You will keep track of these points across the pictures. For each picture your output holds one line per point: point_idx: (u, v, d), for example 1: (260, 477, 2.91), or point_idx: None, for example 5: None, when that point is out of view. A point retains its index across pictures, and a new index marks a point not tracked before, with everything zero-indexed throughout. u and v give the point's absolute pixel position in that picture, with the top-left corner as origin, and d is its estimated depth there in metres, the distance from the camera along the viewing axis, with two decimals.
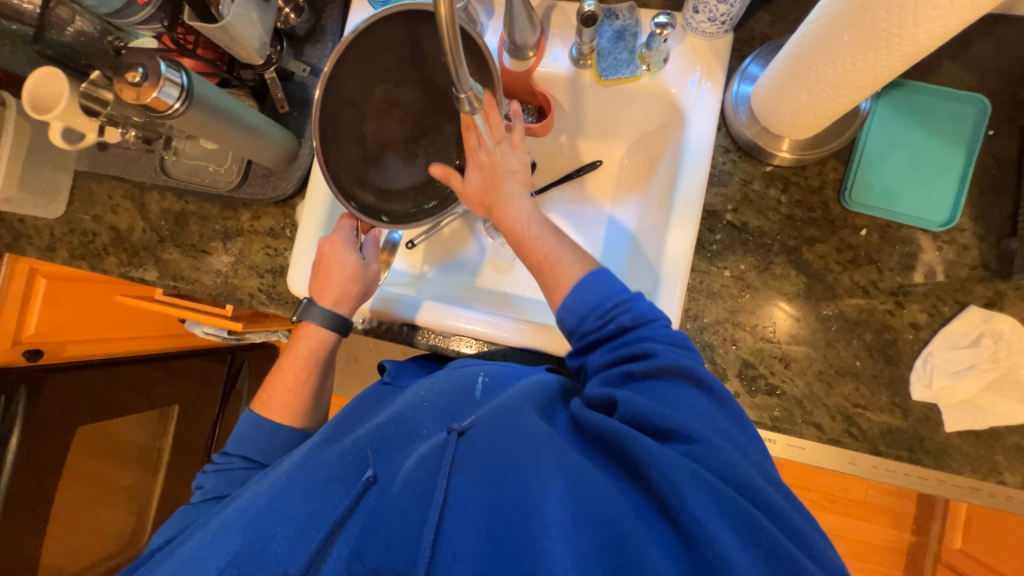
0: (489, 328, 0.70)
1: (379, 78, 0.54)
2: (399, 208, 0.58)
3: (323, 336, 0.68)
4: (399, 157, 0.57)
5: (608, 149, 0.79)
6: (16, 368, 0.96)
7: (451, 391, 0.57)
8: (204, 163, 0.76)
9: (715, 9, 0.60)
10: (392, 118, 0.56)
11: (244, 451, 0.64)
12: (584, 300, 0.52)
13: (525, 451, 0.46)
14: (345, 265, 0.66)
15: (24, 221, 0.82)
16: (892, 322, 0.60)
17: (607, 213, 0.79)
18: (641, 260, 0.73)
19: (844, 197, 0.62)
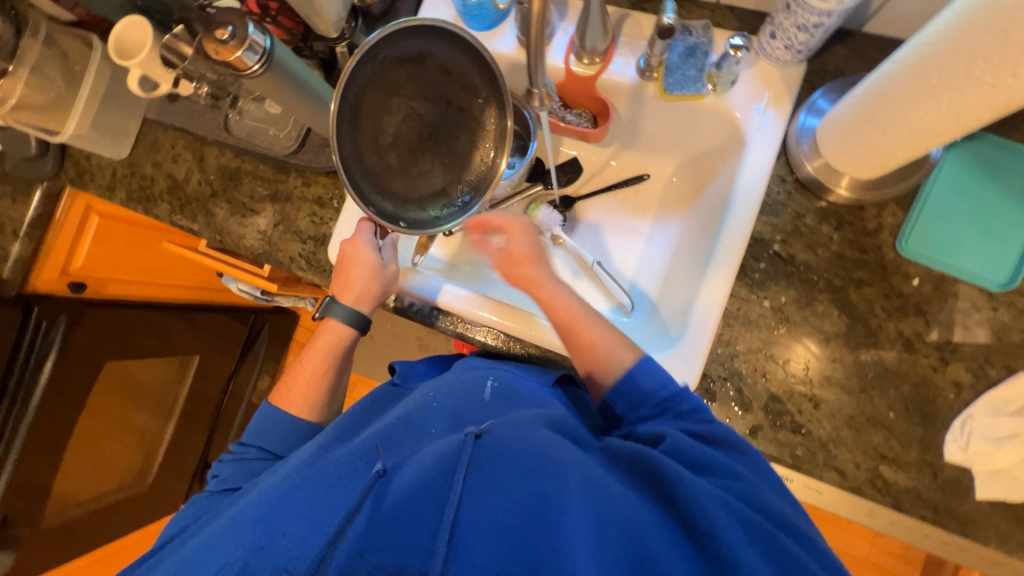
0: (524, 327, 0.71)
1: (393, 92, 0.59)
2: (418, 214, 0.62)
3: (342, 333, 0.72)
4: (415, 167, 0.62)
5: (656, 164, 0.80)
6: (60, 297, 1.00)
7: (461, 391, 0.59)
8: (265, 126, 0.79)
9: (794, 37, 0.58)
10: (405, 126, 0.61)
11: (261, 441, 0.68)
12: (647, 381, 0.57)
13: (547, 466, 0.45)
14: (362, 263, 0.70)
15: (90, 159, 0.87)
16: (934, 377, 0.58)
17: (647, 228, 0.80)
18: (675, 277, 0.74)
19: (899, 242, 0.60)
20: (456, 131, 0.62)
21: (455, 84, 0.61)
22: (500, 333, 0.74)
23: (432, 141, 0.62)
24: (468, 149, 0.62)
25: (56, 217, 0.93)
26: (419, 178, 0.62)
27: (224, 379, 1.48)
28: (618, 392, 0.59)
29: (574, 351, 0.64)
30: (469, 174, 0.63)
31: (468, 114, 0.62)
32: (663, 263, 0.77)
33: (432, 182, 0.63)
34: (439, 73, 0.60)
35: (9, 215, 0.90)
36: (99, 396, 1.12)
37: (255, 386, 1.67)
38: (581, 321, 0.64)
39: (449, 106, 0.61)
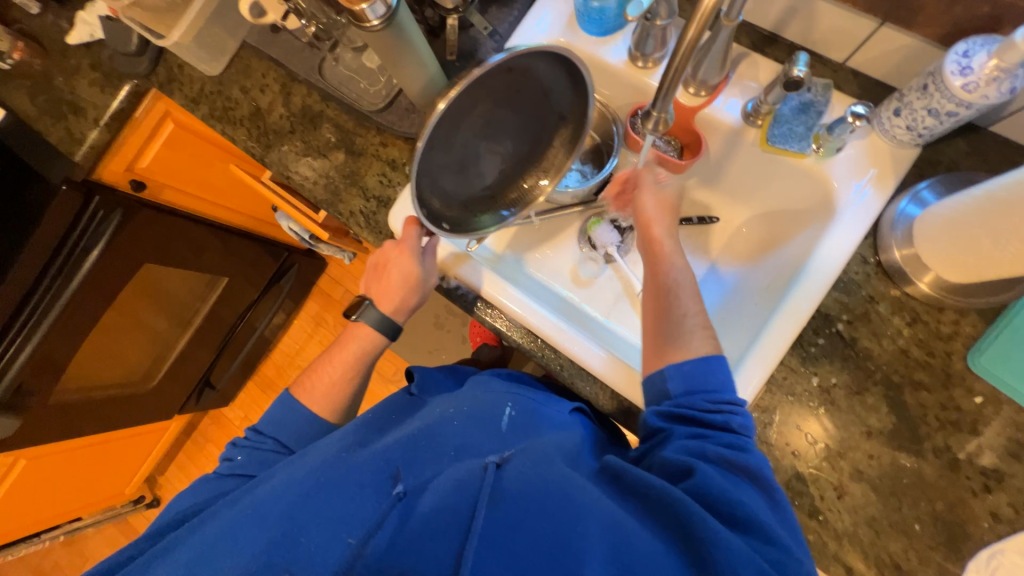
0: (559, 334, 0.71)
1: (484, 99, 0.50)
2: (459, 213, 0.59)
3: (372, 338, 0.73)
4: (472, 171, 0.57)
5: (730, 210, 0.78)
6: (121, 191, 1.03)
7: (481, 413, 0.64)
8: (357, 77, 0.79)
9: (920, 119, 0.56)
10: (482, 135, 0.54)
11: (277, 434, 0.69)
12: (708, 380, 0.57)
13: (565, 503, 0.49)
14: (405, 273, 0.70)
15: (183, 69, 0.88)
16: (971, 501, 0.56)
17: (705, 270, 0.78)
18: (723, 327, 0.72)
19: (970, 354, 0.58)
20: (520, 139, 0.58)
21: (541, 101, 0.55)
22: (532, 333, 0.73)
23: (497, 148, 0.57)
24: (524, 160, 0.60)
25: (136, 114, 0.96)
26: (472, 182, 0.58)
27: (245, 306, 1.52)
28: (681, 371, 0.58)
29: (656, 316, 0.63)
30: (516, 186, 0.62)
31: (541, 125, 0.58)
32: (712, 308, 0.75)
33: (483, 186, 0.60)
34: (535, 84, 0.53)
35: (94, 102, 0.92)
36: (129, 297, 1.14)
37: (270, 322, 1.71)
38: (678, 291, 0.64)
39: (528, 115, 0.56)
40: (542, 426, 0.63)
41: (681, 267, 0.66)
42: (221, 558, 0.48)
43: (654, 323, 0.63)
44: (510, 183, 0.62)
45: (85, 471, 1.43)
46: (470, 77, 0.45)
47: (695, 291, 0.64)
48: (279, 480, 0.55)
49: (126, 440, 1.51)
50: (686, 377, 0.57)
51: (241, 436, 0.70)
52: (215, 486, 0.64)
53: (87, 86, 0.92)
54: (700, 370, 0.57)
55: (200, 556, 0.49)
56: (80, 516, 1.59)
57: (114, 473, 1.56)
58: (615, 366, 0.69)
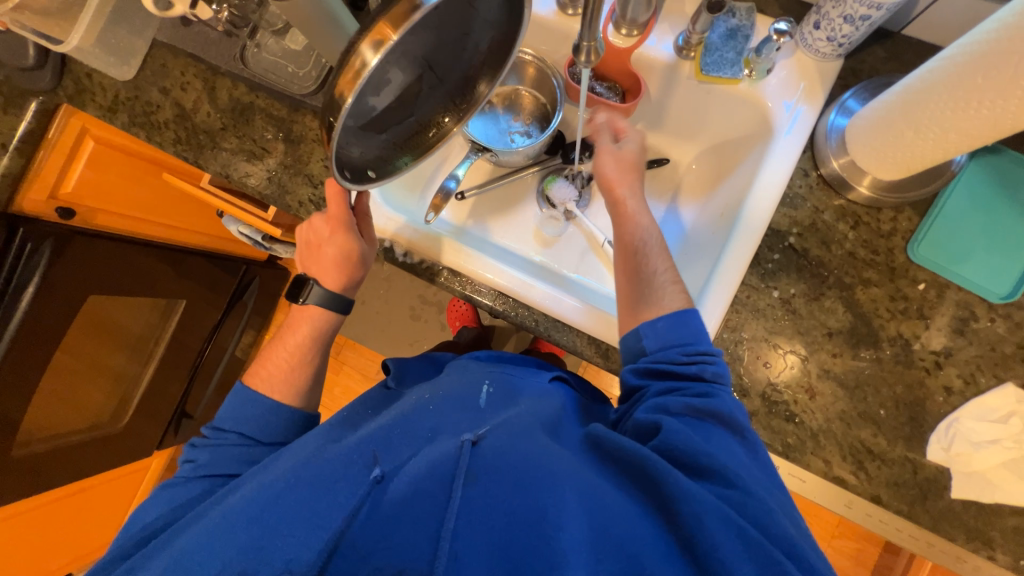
0: (529, 290, 0.72)
1: (413, 39, 0.43)
2: (380, 158, 0.51)
3: (323, 317, 0.73)
4: (388, 115, 0.49)
5: (677, 149, 0.80)
6: (47, 220, 0.95)
7: (459, 395, 0.64)
8: (283, 62, 0.75)
9: (838, 28, 0.58)
10: (405, 72, 0.46)
11: (239, 428, 0.68)
12: (677, 336, 0.59)
13: (542, 476, 0.49)
14: (343, 251, 0.68)
15: (92, 77, 0.82)
16: (926, 380, 0.60)
17: (663, 211, 0.80)
18: (689, 257, 0.75)
19: (910, 246, 0.62)
20: (443, 76, 0.50)
21: (462, 28, 0.46)
22: (501, 294, 0.73)
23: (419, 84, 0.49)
24: (447, 94, 0.52)
25: (49, 135, 0.89)
26: (388, 126, 0.50)
27: (209, 329, 1.46)
28: (656, 329, 0.60)
29: (628, 273, 0.66)
30: (436, 123, 0.54)
31: (462, 53, 0.49)
32: (672, 247, 0.77)
33: (406, 126, 0.51)
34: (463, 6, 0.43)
35: None
36: (78, 333, 1.07)
37: (240, 340, 1.65)
38: (646, 249, 0.66)
39: (453, 46, 0.48)
40: (519, 396, 0.64)
41: (646, 225, 0.68)
42: (190, 563, 0.48)
43: (628, 285, 0.65)
44: (430, 120, 0.53)
45: (64, 526, 1.36)
46: (407, 25, 0.39)
47: (660, 248, 0.66)
48: (246, 490, 0.54)
49: (105, 486, 1.43)
50: (661, 335, 0.59)
51: (198, 437, 0.69)
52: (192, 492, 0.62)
53: None
54: (672, 326, 0.59)
55: (177, 559, 0.49)
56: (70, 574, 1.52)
57: (97, 523, 1.49)
58: (591, 313, 0.71)
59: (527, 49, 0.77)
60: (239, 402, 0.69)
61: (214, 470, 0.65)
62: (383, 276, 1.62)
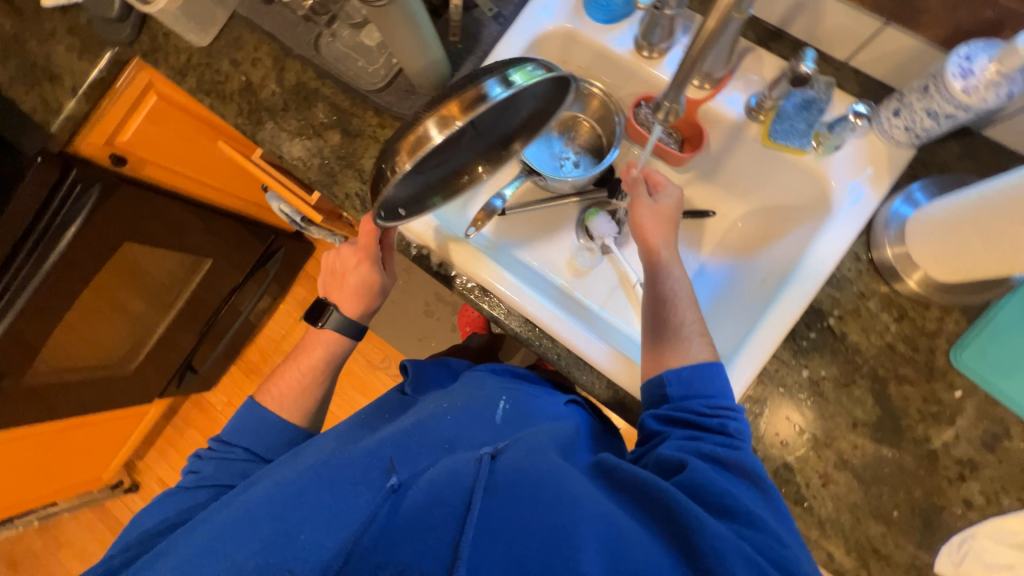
0: (556, 323, 0.71)
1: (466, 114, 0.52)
2: (414, 195, 0.60)
3: (339, 341, 0.79)
4: (430, 167, 0.58)
5: (725, 204, 0.80)
6: (99, 165, 0.98)
7: (473, 412, 0.66)
8: (355, 55, 0.76)
9: (919, 120, 0.57)
10: (453, 137, 0.55)
11: (247, 443, 0.72)
12: (703, 387, 0.59)
13: (562, 492, 0.50)
14: (365, 280, 0.76)
15: (168, 38, 0.84)
16: (947, 490, 0.58)
17: (701, 260, 0.80)
18: (720, 315, 0.75)
19: (953, 351, 0.60)
20: (482, 135, 0.60)
21: (507, 102, 0.55)
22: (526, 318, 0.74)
23: (460, 142, 0.58)
24: (483, 148, 0.63)
25: (116, 85, 0.91)
26: (426, 174, 0.58)
27: (228, 289, 1.49)
28: (680, 377, 0.60)
29: (653, 326, 0.65)
30: (471, 170, 0.64)
31: (507, 115, 0.60)
32: (703, 301, 0.77)
33: (442, 172, 0.61)
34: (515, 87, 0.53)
35: (71, 69, 0.87)
36: (109, 278, 1.09)
37: (255, 306, 1.68)
38: (676, 301, 0.66)
39: (496, 115, 0.57)
40: (531, 420, 0.66)
41: (677, 275, 0.68)
42: (216, 551, 0.48)
43: (650, 333, 0.65)
44: (463, 168, 0.63)
45: (60, 457, 1.39)
46: (473, 112, 0.48)
47: (689, 304, 0.66)
48: (270, 483, 0.55)
49: (104, 425, 1.47)
50: (685, 382, 0.59)
51: (205, 447, 0.72)
52: (188, 498, 0.65)
53: (63, 54, 0.88)
54: (697, 375, 0.59)
55: (196, 555, 0.48)
56: (56, 502, 1.56)
57: (89, 459, 1.52)
58: (619, 358, 0.70)
59: (596, 82, 0.76)
60: (248, 417, 0.74)
61: (216, 480, 0.68)
62: (404, 268, 1.62)
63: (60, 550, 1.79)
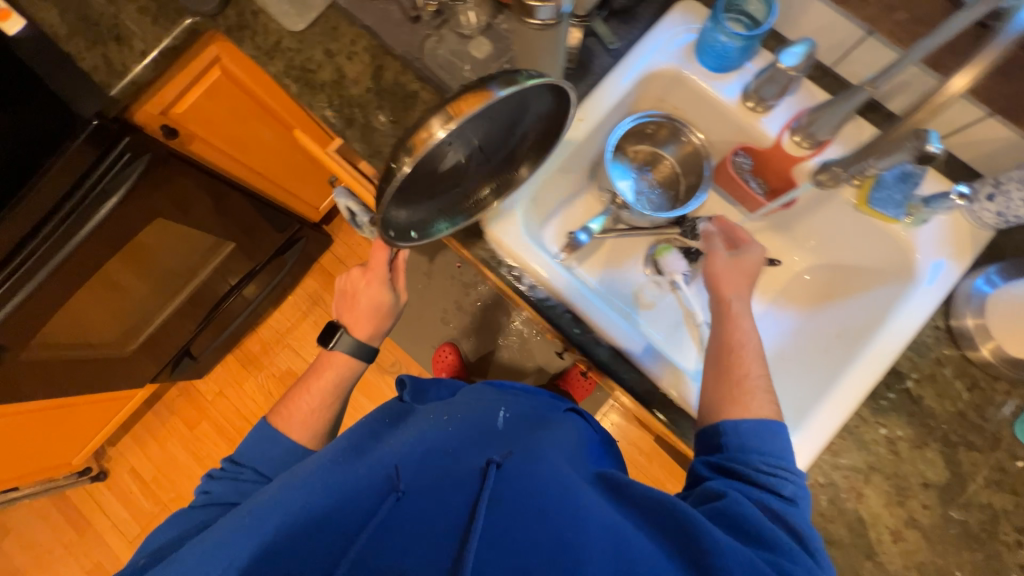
0: (649, 357, 0.70)
1: (472, 123, 0.50)
2: (422, 217, 0.59)
3: (351, 364, 0.82)
4: (438, 183, 0.56)
5: (790, 255, 0.84)
6: (149, 135, 0.92)
7: (476, 420, 0.68)
8: (461, 64, 0.75)
9: (1014, 208, 0.62)
10: (458, 148, 0.53)
11: (257, 464, 0.72)
12: (768, 443, 0.59)
13: (562, 503, 0.51)
14: (375, 301, 0.80)
15: (257, 17, 0.81)
16: (1005, 554, 0.62)
17: (761, 307, 0.84)
18: (782, 362, 0.78)
19: (1017, 425, 0.64)
20: (486, 155, 0.58)
21: (512, 115, 0.54)
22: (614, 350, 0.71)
23: (470, 161, 0.57)
24: (491, 166, 0.60)
25: (186, 54, 0.86)
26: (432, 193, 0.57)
27: (241, 275, 1.41)
28: (739, 432, 0.59)
29: (717, 376, 0.65)
30: (477, 194, 0.62)
31: (513, 134, 0.57)
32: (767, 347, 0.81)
33: (448, 193, 0.59)
34: (517, 104, 0.52)
35: (142, 33, 0.82)
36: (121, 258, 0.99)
37: (266, 295, 1.61)
38: (744, 350, 0.66)
39: (501, 132, 0.55)
40: (535, 430, 0.69)
41: (733, 326, 0.69)
42: (221, 553, 0.50)
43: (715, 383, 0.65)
44: (470, 190, 0.61)
45: (32, 440, 1.28)
46: (482, 105, 0.46)
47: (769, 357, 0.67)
48: (275, 488, 0.58)
49: (87, 407, 1.36)
50: (744, 437, 0.58)
51: (216, 468, 0.71)
52: (191, 518, 0.64)
53: (134, 16, 0.82)
54: (756, 432, 0.59)
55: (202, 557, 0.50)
56: (17, 487, 1.42)
57: (61, 443, 1.40)
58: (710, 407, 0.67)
59: (698, 132, 0.79)
60: (260, 437, 0.75)
61: (222, 499, 0.67)
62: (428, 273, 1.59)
63: (8, 538, 1.63)
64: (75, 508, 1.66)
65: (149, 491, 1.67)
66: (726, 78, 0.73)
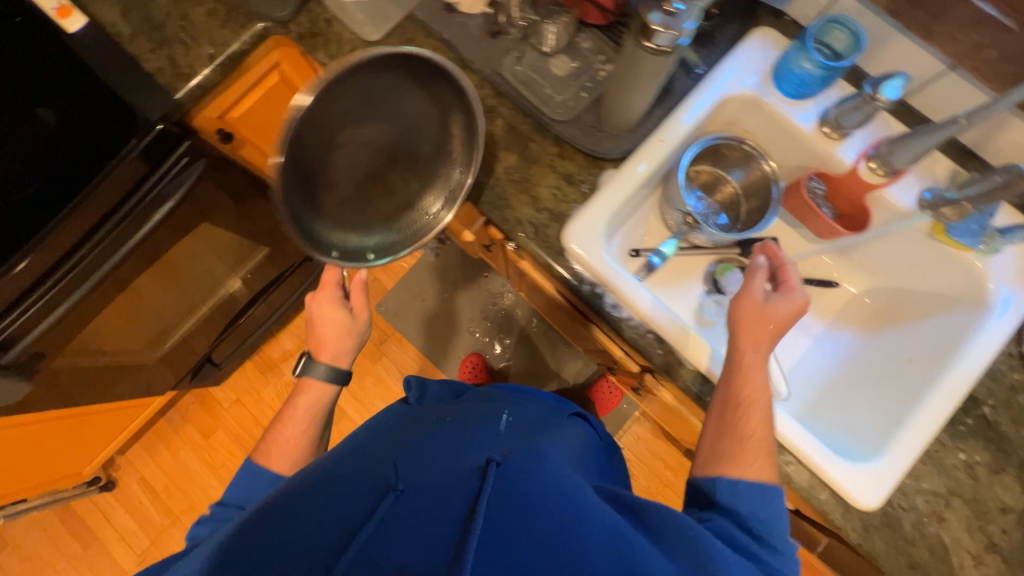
0: None
1: (345, 123, 0.62)
2: (361, 234, 0.67)
3: (324, 388, 0.80)
4: (383, 215, 0.67)
5: (849, 278, 0.86)
6: (205, 139, 0.90)
7: (476, 421, 0.69)
8: (542, 81, 0.75)
9: None
10: (364, 151, 0.64)
11: (241, 500, 0.73)
12: (759, 494, 0.58)
13: (562, 503, 0.52)
14: (332, 320, 0.79)
15: (330, 24, 0.80)
16: None
17: (820, 328, 0.85)
18: (845, 384, 0.80)
19: None
20: (424, 179, 0.68)
21: (433, 143, 0.67)
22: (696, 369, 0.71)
23: (401, 168, 0.67)
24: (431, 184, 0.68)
25: (250, 58, 0.85)
26: (383, 216, 0.67)
27: (269, 280, 1.34)
28: (736, 490, 0.58)
29: (721, 430, 0.62)
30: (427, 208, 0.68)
31: (442, 149, 0.67)
32: (829, 370, 0.82)
33: (393, 208, 0.68)
34: (407, 114, 0.64)
35: (210, 36, 0.80)
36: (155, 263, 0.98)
37: (292, 303, 1.57)
38: (750, 407, 0.62)
39: (410, 138, 0.66)
40: (533, 432, 0.69)
41: (743, 379, 0.63)
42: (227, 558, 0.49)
43: (717, 427, 0.63)
44: (417, 207, 0.68)
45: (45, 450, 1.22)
46: (344, 62, 0.57)
47: None
48: (276, 493, 0.57)
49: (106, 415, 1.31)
50: (740, 497, 0.57)
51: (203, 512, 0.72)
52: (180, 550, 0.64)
53: (202, 18, 0.81)
54: (757, 495, 0.58)
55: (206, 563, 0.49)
56: (25, 499, 1.35)
57: (73, 453, 1.34)
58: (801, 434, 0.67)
59: (771, 161, 0.80)
60: (246, 474, 0.75)
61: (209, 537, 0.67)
62: None
63: (5, 550, 1.55)
64: (79, 519, 1.58)
65: (158, 501, 1.61)
66: (805, 103, 0.75)
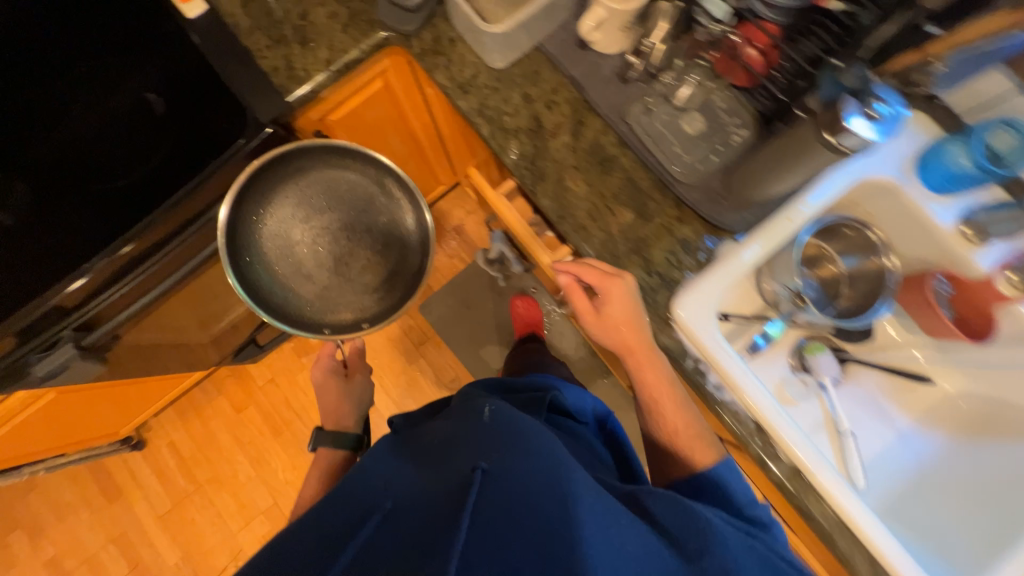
0: (839, 491, 0.64)
1: (301, 225, 0.81)
2: (347, 314, 0.83)
3: (329, 452, 0.85)
4: (359, 287, 0.84)
5: (942, 374, 0.83)
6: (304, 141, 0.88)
7: (463, 420, 0.62)
8: (670, 137, 0.72)
9: None
10: (327, 244, 0.82)
11: None
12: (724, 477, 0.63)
13: (556, 506, 0.46)
14: (330, 386, 0.93)
15: (455, 45, 0.76)
16: None
17: (904, 424, 0.82)
18: (926, 489, 0.78)
19: None
20: (386, 252, 0.85)
21: (377, 213, 0.84)
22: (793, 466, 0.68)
23: (363, 247, 0.84)
24: (395, 250, 0.85)
25: (363, 66, 0.82)
26: (357, 289, 0.84)
27: None
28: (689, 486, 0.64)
29: (655, 436, 0.71)
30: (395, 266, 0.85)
31: (394, 226, 0.84)
32: (910, 469, 0.80)
33: (363, 276, 0.84)
34: (351, 200, 0.83)
35: (331, 41, 0.78)
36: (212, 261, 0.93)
37: None
38: (659, 403, 0.70)
39: (371, 229, 0.84)
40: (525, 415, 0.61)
41: (640, 383, 0.70)
42: None
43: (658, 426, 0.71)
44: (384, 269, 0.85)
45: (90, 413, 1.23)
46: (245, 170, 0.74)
47: None
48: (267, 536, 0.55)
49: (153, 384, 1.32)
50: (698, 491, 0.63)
51: None
52: None
53: (324, 20, 0.78)
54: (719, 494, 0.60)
55: None
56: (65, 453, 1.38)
57: (114, 415, 1.36)
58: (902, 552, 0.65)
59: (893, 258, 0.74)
60: None
61: None
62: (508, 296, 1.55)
63: (33, 492, 1.59)
64: (107, 473, 1.62)
65: (185, 467, 1.63)
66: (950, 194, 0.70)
